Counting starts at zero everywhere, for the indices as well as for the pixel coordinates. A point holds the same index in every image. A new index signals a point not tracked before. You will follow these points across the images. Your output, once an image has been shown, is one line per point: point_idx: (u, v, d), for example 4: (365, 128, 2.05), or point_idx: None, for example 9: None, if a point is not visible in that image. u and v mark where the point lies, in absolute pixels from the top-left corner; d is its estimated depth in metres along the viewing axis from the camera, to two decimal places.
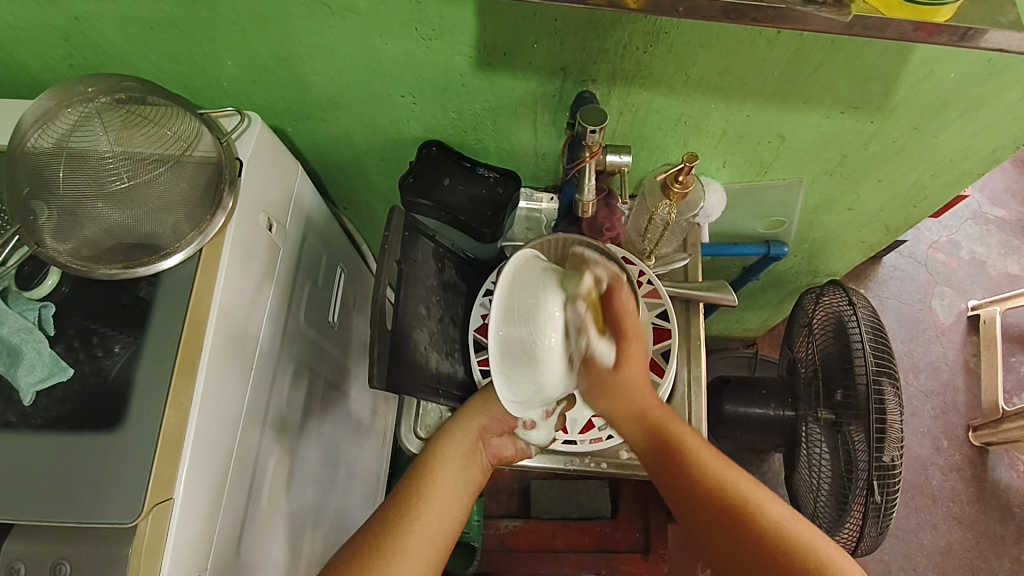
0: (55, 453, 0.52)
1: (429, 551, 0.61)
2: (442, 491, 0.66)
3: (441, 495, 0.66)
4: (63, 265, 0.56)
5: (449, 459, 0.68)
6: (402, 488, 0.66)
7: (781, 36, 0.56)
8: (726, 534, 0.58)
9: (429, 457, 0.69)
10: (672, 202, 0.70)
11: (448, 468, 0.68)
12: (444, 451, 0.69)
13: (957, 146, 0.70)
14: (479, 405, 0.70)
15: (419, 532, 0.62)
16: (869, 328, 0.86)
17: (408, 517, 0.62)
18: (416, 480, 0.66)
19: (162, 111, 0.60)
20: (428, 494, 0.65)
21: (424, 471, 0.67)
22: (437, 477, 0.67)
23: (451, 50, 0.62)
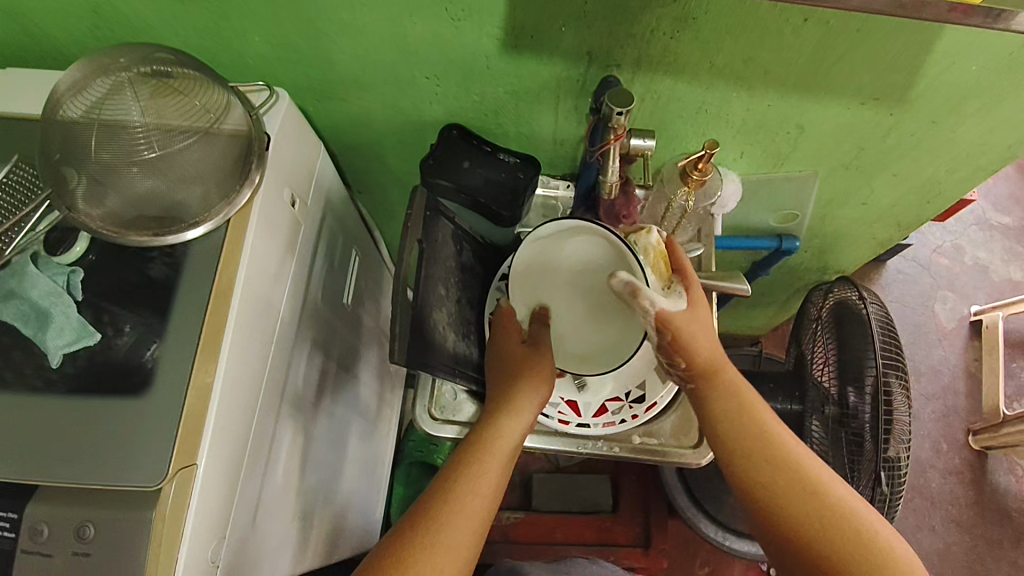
0: (80, 416, 0.53)
1: (468, 550, 0.57)
2: (490, 485, 0.61)
3: (489, 485, 0.61)
4: (94, 231, 0.56)
5: (501, 450, 0.63)
6: (448, 476, 0.61)
7: (808, 23, 0.57)
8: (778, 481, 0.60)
9: (473, 444, 0.64)
10: (691, 187, 0.71)
11: (493, 458, 0.62)
12: (491, 437, 0.64)
13: (973, 141, 0.71)
14: (518, 382, 0.67)
15: (468, 524, 0.58)
16: (878, 323, 0.87)
17: (455, 508, 0.58)
18: (464, 469, 0.61)
19: (192, 84, 0.60)
20: (476, 488, 0.60)
21: (473, 457, 0.62)
22: (486, 469, 0.62)
23: (480, 32, 0.62)
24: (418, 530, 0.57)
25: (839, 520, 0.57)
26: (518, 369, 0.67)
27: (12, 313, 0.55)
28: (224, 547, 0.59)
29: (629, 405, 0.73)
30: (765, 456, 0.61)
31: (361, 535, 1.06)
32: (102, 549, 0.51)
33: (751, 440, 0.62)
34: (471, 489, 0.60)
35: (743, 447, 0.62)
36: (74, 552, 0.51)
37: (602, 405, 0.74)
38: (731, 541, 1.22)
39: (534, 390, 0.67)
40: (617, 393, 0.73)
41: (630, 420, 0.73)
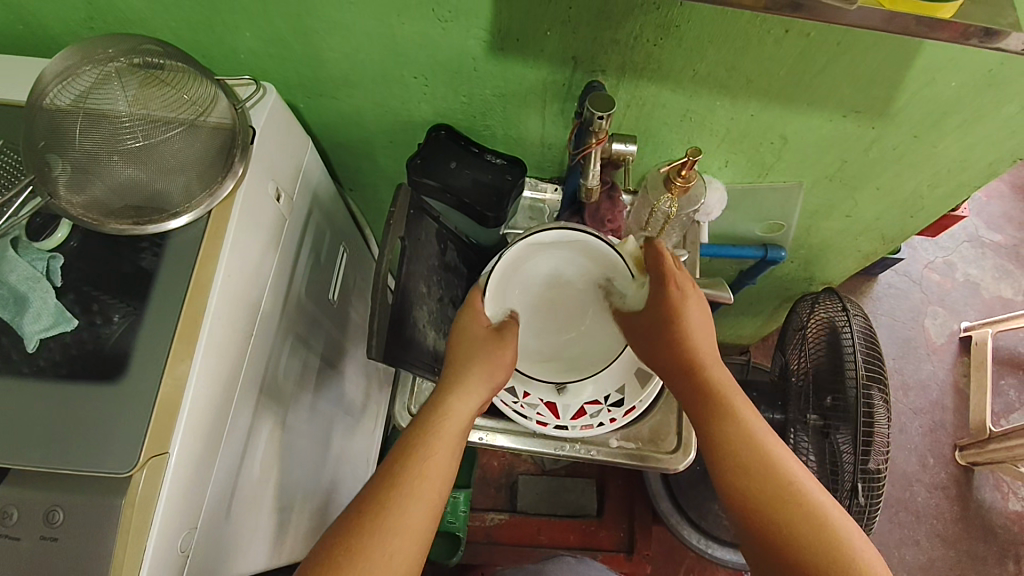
0: (53, 402, 0.53)
1: (417, 538, 0.55)
2: (438, 468, 0.59)
3: (442, 469, 0.59)
4: (76, 217, 0.57)
5: (451, 433, 0.62)
6: (395, 461, 0.59)
7: (789, 34, 0.58)
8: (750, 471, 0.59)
9: (423, 427, 0.62)
10: (674, 194, 0.71)
11: (444, 442, 0.61)
12: (443, 420, 0.62)
13: (955, 156, 0.72)
14: (473, 365, 0.65)
15: (422, 511, 0.56)
16: (861, 337, 0.87)
17: (406, 494, 0.56)
18: (410, 455, 0.59)
19: (179, 76, 0.60)
20: (422, 474, 0.58)
21: (424, 441, 0.60)
22: (434, 452, 0.60)
23: (466, 34, 0.63)
24: (368, 516, 0.55)
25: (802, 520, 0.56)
26: (474, 352, 0.66)
27: None
28: (196, 536, 0.59)
29: (607, 409, 0.73)
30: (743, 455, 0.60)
31: None
32: (71, 534, 0.51)
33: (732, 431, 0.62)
34: (424, 475, 0.58)
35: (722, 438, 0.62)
36: (43, 536, 0.51)
37: (581, 408, 0.73)
38: (714, 549, 1.22)
39: (488, 373, 0.66)
40: (596, 397, 0.72)
41: (607, 424, 0.72)
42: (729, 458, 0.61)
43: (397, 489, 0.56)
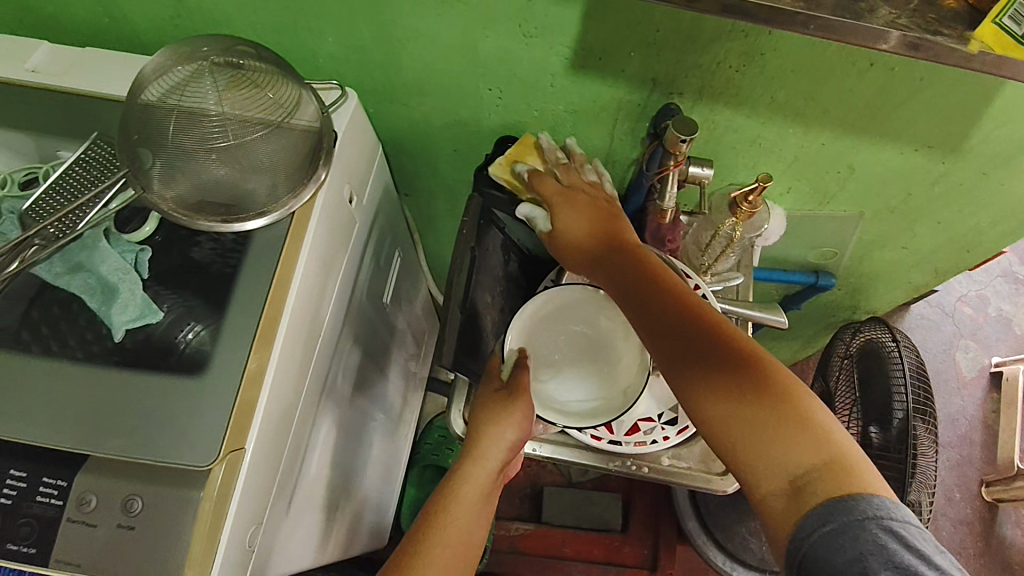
0: (135, 392, 0.54)
1: None
2: (451, 546, 0.57)
3: (456, 557, 0.57)
4: (166, 212, 0.58)
5: (463, 511, 0.60)
6: (410, 540, 0.58)
7: (874, 68, 0.58)
8: (733, 386, 0.51)
9: (432, 511, 0.60)
10: (739, 219, 0.72)
11: (454, 527, 0.59)
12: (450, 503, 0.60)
13: (1021, 195, 0.72)
14: (484, 441, 0.63)
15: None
16: (911, 370, 0.87)
17: None
18: (422, 537, 0.58)
19: (268, 76, 0.61)
20: (434, 550, 0.57)
21: (435, 520, 0.59)
22: (442, 534, 0.58)
23: (549, 50, 0.64)
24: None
25: (780, 443, 0.48)
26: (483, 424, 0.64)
27: (79, 285, 0.56)
28: (261, 533, 0.60)
29: (661, 427, 0.73)
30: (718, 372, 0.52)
31: (373, 533, 1.06)
32: (148, 524, 0.52)
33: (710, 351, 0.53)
34: (437, 562, 0.56)
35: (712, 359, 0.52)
36: (121, 524, 0.52)
37: (634, 425, 0.73)
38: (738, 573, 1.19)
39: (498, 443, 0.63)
40: (649, 414, 0.73)
41: (661, 442, 0.73)
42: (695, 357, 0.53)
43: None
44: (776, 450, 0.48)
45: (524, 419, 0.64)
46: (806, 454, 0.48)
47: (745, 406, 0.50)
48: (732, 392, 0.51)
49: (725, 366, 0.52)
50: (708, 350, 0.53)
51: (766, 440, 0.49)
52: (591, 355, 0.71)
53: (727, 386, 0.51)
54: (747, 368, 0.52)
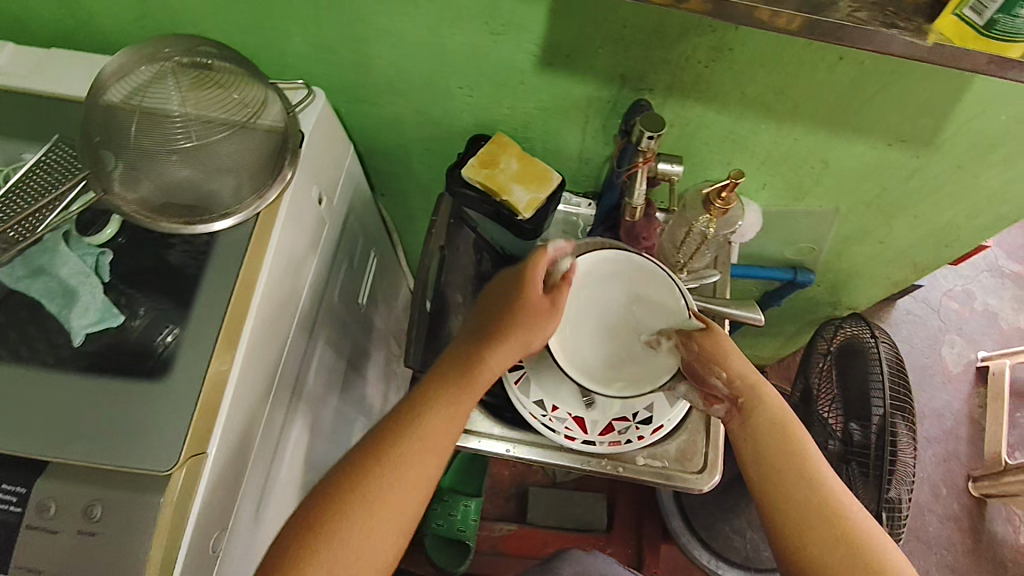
0: (95, 396, 0.53)
1: (385, 523, 0.58)
2: (412, 460, 0.60)
3: (413, 478, 0.60)
4: (128, 214, 0.58)
5: (432, 420, 0.63)
6: (369, 442, 0.62)
7: (842, 62, 0.58)
8: (789, 498, 0.61)
9: (403, 434, 0.62)
10: (713, 215, 0.71)
11: (418, 461, 0.61)
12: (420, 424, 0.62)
13: (995, 189, 0.72)
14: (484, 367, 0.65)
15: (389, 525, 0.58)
16: (889, 366, 0.86)
17: (374, 485, 0.58)
18: (383, 446, 0.61)
19: (231, 77, 0.61)
20: (390, 467, 0.59)
21: (405, 424, 0.62)
22: (407, 440, 0.61)
23: (517, 47, 0.64)
24: (330, 511, 0.57)
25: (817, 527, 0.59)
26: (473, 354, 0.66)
27: (40, 289, 0.56)
28: (227, 537, 0.59)
29: (635, 426, 0.73)
30: (790, 473, 0.62)
31: None
32: (109, 530, 0.51)
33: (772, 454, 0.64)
34: (392, 481, 0.59)
35: (770, 459, 0.63)
36: (81, 530, 0.51)
37: (609, 424, 0.73)
38: (723, 570, 1.18)
39: (476, 386, 0.65)
40: (624, 413, 0.72)
41: (635, 441, 0.72)
42: (756, 456, 0.64)
43: (363, 497, 0.58)
44: (792, 500, 0.61)
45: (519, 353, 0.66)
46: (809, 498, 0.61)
47: (782, 489, 0.62)
48: (777, 482, 0.62)
49: (779, 467, 0.63)
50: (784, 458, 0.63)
51: (794, 491, 0.61)
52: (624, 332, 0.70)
53: (768, 485, 0.62)
54: (800, 483, 0.62)
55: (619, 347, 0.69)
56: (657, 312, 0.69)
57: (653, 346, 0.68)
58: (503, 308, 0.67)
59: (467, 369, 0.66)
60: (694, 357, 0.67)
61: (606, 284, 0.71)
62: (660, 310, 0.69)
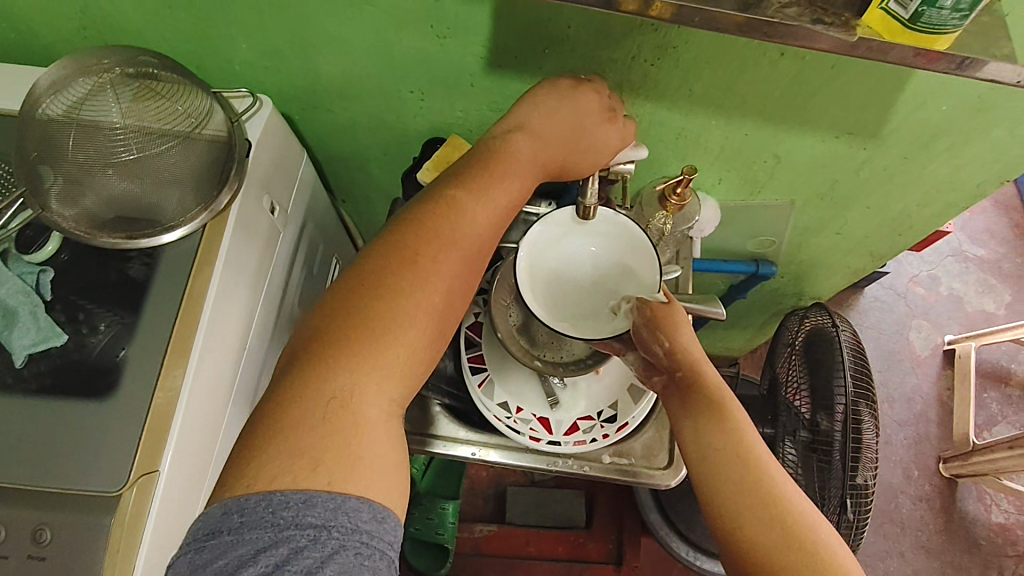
0: (39, 418, 0.52)
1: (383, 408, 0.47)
2: (389, 362, 0.48)
3: (415, 301, 0.51)
4: (67, 231, 0.56)
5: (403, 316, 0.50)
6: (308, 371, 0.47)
7: (785, 57, 0.58)
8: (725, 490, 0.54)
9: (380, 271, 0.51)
10: (669, 211, 0.72)
11: (407, 323, 0.50)
12: (392, 282, 0.51)
13: (943, 178, 0.73)
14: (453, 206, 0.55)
15: (392, 360, 0.49)
16: (850, 353, 0.88)
17: (342, 407, 0.45)
18: (325, 358, 0.47)
19: (173, 87, 0.59)
20: (358, 372, 0.47)
21: (353, 340, 0.48)
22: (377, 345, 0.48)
23: (464, 50, 0.63)
24: (317, 370, 0.46)
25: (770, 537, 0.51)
26: (459, 189, 0.56)
27: None
28: None
29: (600, 424, 0.74)
30: (729, 458, 0.55)
31: None
32: (57, 555, 0.50)
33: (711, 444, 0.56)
34: (375, 369, 0.48)
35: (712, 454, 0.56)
36: (29, 555, 0.50)
37: (574, 424, 0.74)
38: (702, 561, 1.20)
39: (461, 248, 0.54)
40: (588, 412, 0.74)
41: (601, 439, 0.73)
42: (695, 451, 0.57)
43: (354, 333, 0.48)
44: (740, 509, 0.52)
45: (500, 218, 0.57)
46: (756, 508, 0.52)
47: (723, 483, 0.54)
48: (714, 483, 0.55)
49: (719, 460, 0.55)
50: (720, 447, 0.56)
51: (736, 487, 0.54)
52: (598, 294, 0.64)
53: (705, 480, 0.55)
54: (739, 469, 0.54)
55: (582, 305, 0.64)
56: (621, 270, 0.64)
57: (614, 311, 0.62)
58: (496, 163, 0.58)
59: (433, 239, 0.53)
60: (645, 322, 0.60)
61: (567, 235, 0.65)
62: (625, 269, 0.64)
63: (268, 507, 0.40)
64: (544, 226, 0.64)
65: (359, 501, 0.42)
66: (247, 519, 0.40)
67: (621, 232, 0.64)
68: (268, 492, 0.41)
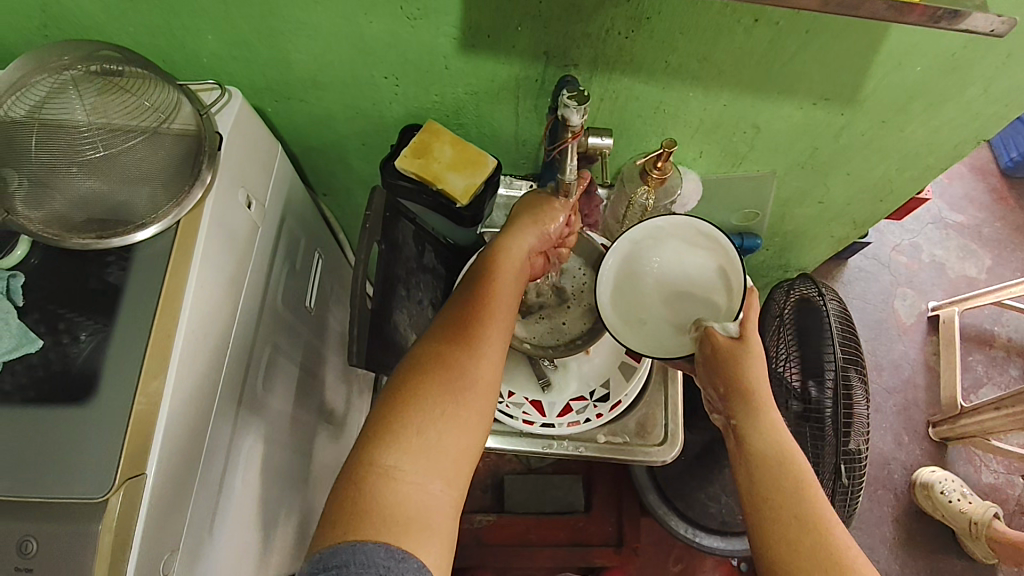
0: (17, 427, 0.51)
1: (454, 449, 0.52)
2: (466, 387, 0.55)
3: (497, 357, 0.58)
4: (34, 234, 0.54)
5: (482, 359, 0.57)
6: (394, 402, 0.53)
7: (759, 24, 0.58)
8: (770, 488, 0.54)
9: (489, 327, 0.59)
10: (651, 185, 0.71)
11: (497, 339, 0.59)
12: (488, 334, 0.58)
13: (921, 140, 0.73)
14: (513, 246, 0.66)
15: (487, 398, 0.56)
16: (837, 320, 0.90)
17: (420, 436, 0.51)
18: (420, 388, 0.54)
19: (138, 82, 0.58)
20: (429, 410, 0.53)
21: (426, 386, 0.54)
22: (461, 382, 0.55)
23: (436, 31, 0.62)
24: (402, 412, 0.52)
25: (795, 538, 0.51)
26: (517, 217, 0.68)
27: None
28: (178, 558, 0.57)
29: (593, 404, 0.74)
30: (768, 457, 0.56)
31: None
32: (43, 565, 0.48)
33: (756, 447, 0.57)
34: (448, 417, 0.53)
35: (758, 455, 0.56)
36: (17, 567, 0.49)
37: (566, 405, 0.74)
38: (701, 538, 1.17)
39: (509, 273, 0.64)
40: (580, 392, 0.75)
41: (594, 419, 0.73)
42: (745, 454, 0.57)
43: (453, 365, 0.55)
44: (777, 512, 0.53)
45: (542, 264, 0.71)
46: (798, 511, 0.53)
47: (770, 486, 0.54)
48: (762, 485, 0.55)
49: (763, 461, 0.56)
50: (765, 450, 0.56)
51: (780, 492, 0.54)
52: (688, 306, 0.66)
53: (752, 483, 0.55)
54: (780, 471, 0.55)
55: (672, 320, 0.66)
56: (712, 286, 0.66)
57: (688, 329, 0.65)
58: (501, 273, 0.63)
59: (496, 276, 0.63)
60: (706, 358, 0.61)
61: (661, 247, 0.68)
62: (715, 283, 0.66)
63: (369, 555, 0.44)
64: (634, 242, 0.68)
65: (421, 567, 0.45)
66: (348, 565, 0.43)
67: (714, 246, 0.65)
68: (350, 542, 0.45)
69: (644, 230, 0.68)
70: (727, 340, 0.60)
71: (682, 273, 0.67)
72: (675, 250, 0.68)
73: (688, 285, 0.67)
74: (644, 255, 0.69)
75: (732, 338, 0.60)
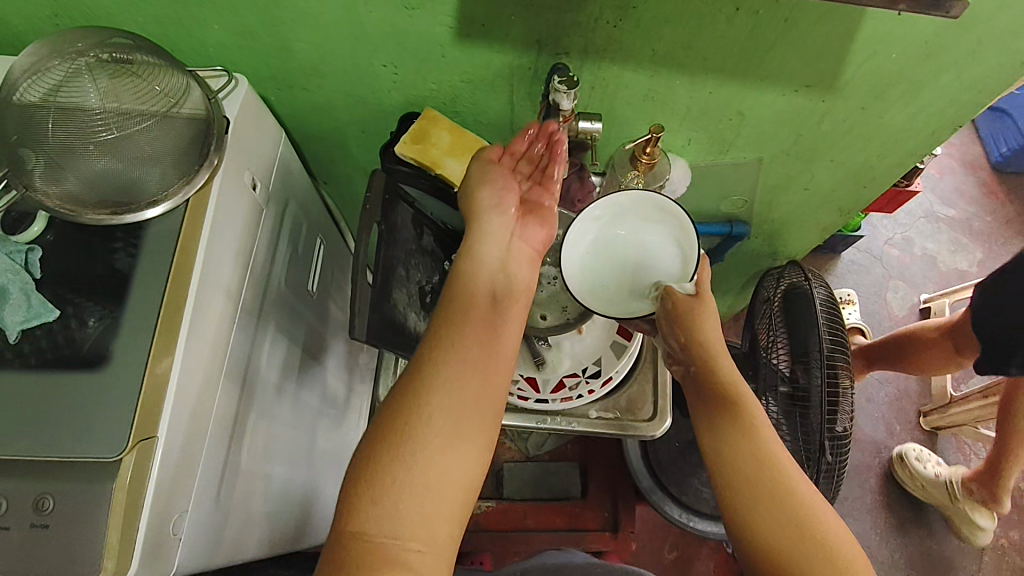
0: (35, 392, 0.54)
1: (430, 506, 0.54)
2: (432, 446, 0.56)
3: (461, 402, 0.59)
4: (52, 209, 0.57)
5: (442, 411, 0.58)
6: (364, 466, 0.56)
7: (740, 13, 0.61)
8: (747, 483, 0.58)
9: (449, 384, 0.59)
10: (640, 170, 0.75)
11: (462, 381, 0.60)
12: (448, 383, 0.59)
13: (900, 127, 0.76)
14: (468, 282, 0.66)
15: (461, 449, 0.57)
16: (824, 305, 0.92)
17: (394, 497, 0.53)
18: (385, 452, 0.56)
19: (150, 68, 0.61)
20: (396, 473, 0.54)
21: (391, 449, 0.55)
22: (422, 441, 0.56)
23: (433, 21, 0.65)
24: (375, 473, 0.54)
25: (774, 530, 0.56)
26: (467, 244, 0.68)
27: None
28: (187, 520, 0.60)
29: (585, 381, 0.77)
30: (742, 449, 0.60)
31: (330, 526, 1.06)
32: (61, 522, 0.51)
33: (729, 437, 0.61)
34: (420, 475, 0.55)
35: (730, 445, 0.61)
36: (34, 523, 0.51)
37: (560, 381, 0.77)
38: (695, 522, 1.20)
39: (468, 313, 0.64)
40: (573, 369, 0.78)
41: (586, 395, 0.76)
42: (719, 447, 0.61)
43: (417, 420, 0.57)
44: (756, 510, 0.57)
45: (544, 240, 0.71)
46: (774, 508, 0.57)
47: (744, 480, 0.59)
48: (738, 478, 0.59)
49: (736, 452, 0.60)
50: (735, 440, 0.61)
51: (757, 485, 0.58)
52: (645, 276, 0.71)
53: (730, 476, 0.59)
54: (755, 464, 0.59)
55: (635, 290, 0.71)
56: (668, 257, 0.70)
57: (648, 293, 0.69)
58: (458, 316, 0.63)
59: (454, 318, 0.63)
60: (667, 313, 0.66)
61: (623, 220, 0.71)
62: (672, 254, 0.70)
63: None
64: (596, 220, 0.70)
65: None
66: None
67: (670, 216, 0.68)
68: None
69: (606, 205, 0.69)
70: (686, 296, 0.66)
71: (641, 246, 0.71)
72: (633, 222, 0.71)
73: (647, 257, 0.71)
74: (603, 228, 0.71)
75: (691, 296, 0.66)
